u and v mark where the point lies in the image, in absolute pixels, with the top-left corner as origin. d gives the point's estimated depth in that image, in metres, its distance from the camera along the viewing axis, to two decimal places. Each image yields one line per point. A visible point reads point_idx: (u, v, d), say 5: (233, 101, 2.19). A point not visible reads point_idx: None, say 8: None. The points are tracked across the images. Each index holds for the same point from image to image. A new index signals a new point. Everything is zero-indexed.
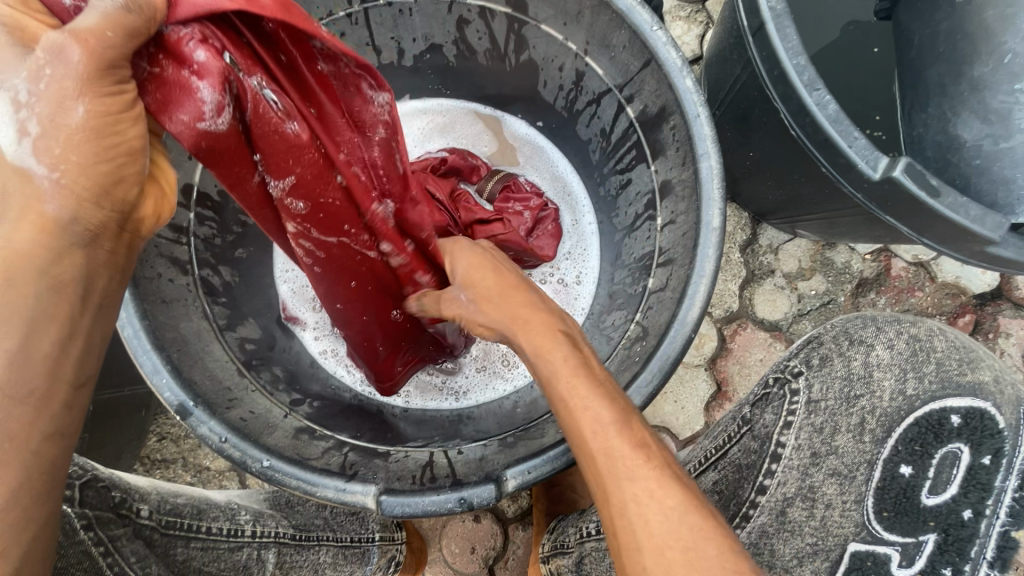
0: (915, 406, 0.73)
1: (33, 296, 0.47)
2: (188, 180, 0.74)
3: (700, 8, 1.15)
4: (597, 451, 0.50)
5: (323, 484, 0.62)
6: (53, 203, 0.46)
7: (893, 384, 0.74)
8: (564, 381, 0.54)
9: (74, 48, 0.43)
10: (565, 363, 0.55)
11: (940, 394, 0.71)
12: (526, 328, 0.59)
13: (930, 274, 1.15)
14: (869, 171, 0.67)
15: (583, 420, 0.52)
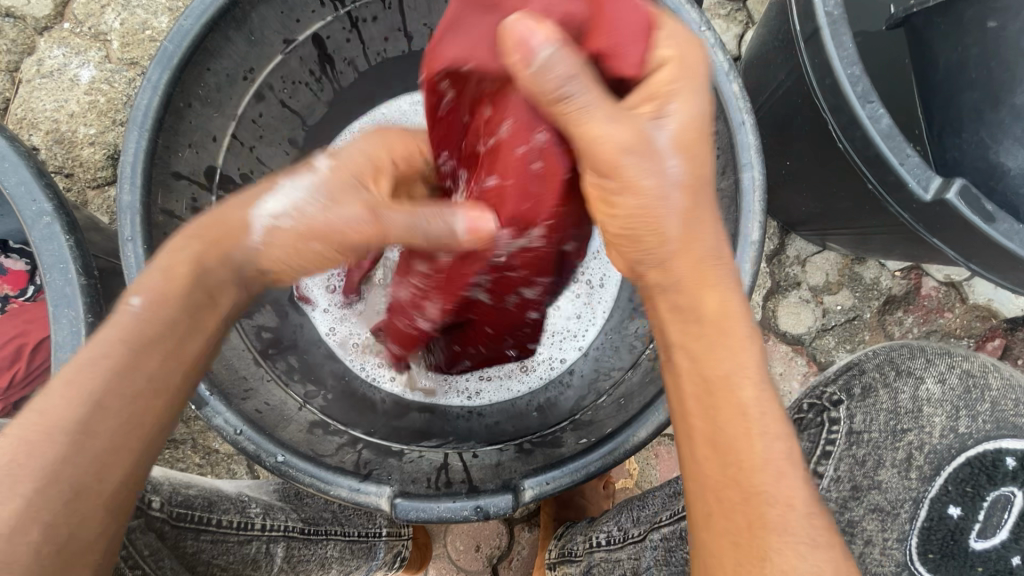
0: (967, 445, 0.70)
1: (196, 306, 0.49)
2: (211, 163, 0.74)
3: (740, 6, 1.11)
4: (748, 445, 0.47)
5: (337, 483, 0.61)
6: (241, 247, 0.51)
7: (943, 421, 0.72)
8: (724, 376, 0.49)
9: (368, 225, 0.50)
10: (741, 376, 0.49)
11: (994, 435, 0.69)
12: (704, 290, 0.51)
13: (961, 295, 1.12)
14: (921, 191, 0.64)
15: (746, 427, 0.47)
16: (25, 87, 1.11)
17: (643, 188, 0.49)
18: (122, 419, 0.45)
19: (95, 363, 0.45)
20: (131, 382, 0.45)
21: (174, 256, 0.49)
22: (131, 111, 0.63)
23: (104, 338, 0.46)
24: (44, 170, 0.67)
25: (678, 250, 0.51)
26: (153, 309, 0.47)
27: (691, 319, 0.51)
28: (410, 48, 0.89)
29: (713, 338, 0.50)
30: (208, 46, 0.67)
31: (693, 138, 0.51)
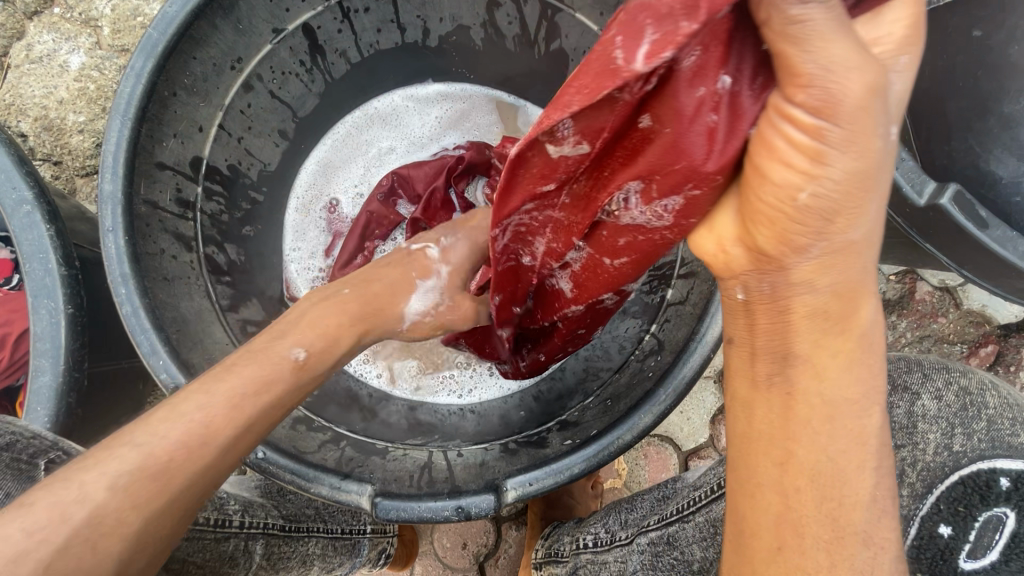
0: (961, 463, 0.65)
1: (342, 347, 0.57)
2: (197, 153, 0.73)
3: None
4: (856, 483, 0.44)
5: (318, 481, 0.60)
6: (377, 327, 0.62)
7: (937, 437, 0.67)
8: (848, 409, 0.44)
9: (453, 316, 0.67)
10: (861, 413, 0.45)
11: (989, 453, 0.64)
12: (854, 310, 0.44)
13: (955, 300, 1.12)
14: (915, 196, 0.64)
15: (846, 458, 0.44)
16: (14, 72, 1.09)
17: (869, 145, 0.36)
18: (242, 444, 0.47)
19: (211, 397, 0.46)
20: (266, 411, 0.49)
21: (324, 319, 0.57)
22: (114, 100, 0.62)
23: (251, 376, 0.49)
24: (24, 158, 0.66)
25: (850, 239, 0.41)
26: (309, 359, 0.53)
27: (829, 328, 0.44)
28: (403, 39, 0.87)
29: (841, 359, 0.44)
30: (194, 34, 0.66)
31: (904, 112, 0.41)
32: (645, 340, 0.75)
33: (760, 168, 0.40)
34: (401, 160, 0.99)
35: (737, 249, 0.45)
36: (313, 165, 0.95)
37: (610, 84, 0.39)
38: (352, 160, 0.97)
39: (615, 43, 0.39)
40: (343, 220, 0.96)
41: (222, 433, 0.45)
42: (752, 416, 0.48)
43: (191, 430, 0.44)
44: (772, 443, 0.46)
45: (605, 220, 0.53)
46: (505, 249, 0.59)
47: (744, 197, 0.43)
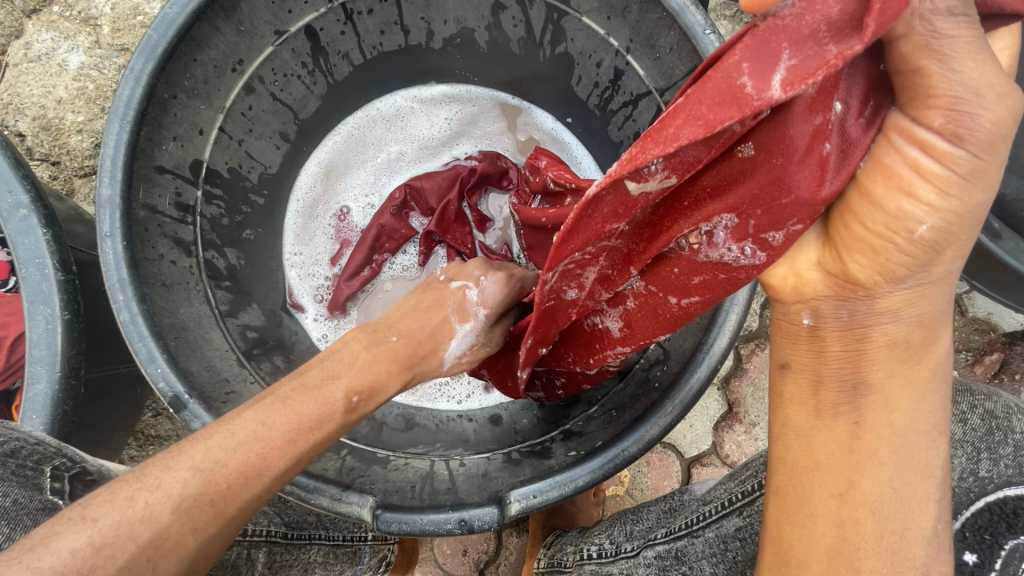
0: (985, 490, 0.54)
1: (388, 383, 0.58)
2: (196, 156, 0.72)
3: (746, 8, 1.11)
4: (917, 515, 0.41)
5: (318, 491, 0.59)
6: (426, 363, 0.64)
7: (960, 462, 0.56)
8: (918, 444, 0.41)
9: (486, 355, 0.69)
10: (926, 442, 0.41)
11: (1017, 481, 0.53)
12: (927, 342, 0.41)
13: (960, 307, 1.12)
14: None
15: (917, 493, 0.41)
16: (11, 71, 1.08)
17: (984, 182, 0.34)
18: (284, 473, 0.48)
19: (269, 429, 0.47)
20: (310, 439, 0.50)
21: (379, 359, 0.58)
22: (113, 102, 0.61)
23: (295, 405, 0.50)
24: (20, 160, 0.64)
25: (943, 272, 0.39)
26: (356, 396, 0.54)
27: (906, 361, 0.41)
28: (407, 41, 0.86)
29: (911, 392, 0.41)
30: (194, 36, 0.65)
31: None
32: (650, 348, 0.74)
33: (872, 195, 0.37)
34: (410, 166, 0.97)
35: (816, 271, 0.43)
36: (315, 168, 0.94)
37: (734, 113, 0.34)
38: (358, 165, 0.96)
39: (740, 68, 0.35)
40: (351, 228, 0.95)
41: (263, 464, 0.46)
42: (812, 443, 0.44)
43: (237, 456, 0.45)
44: (830, 472, 0.42)
45: (679, 254, 0.49)
46: (551, 287, 0.56)
47: (835, 218, 0.40)
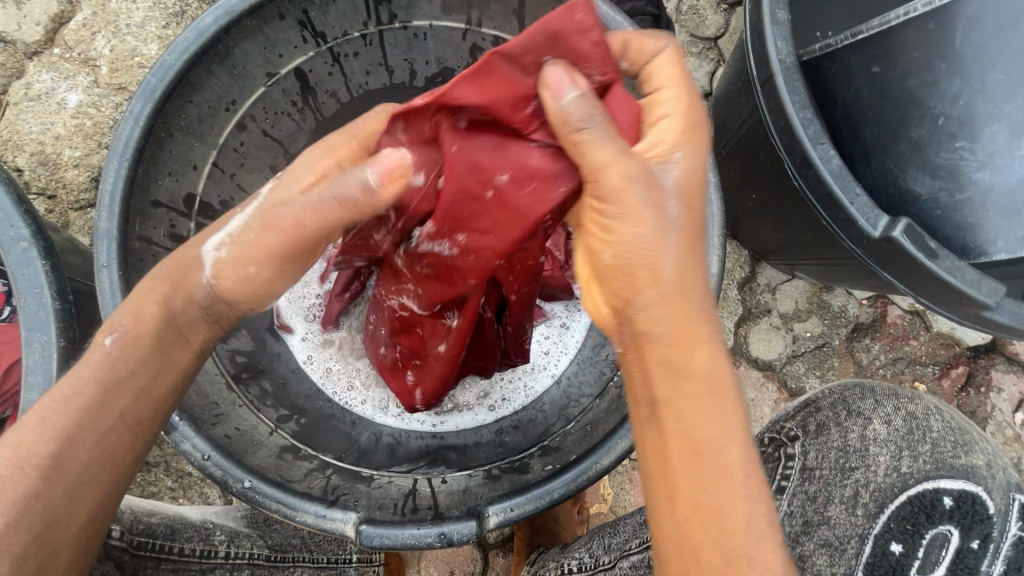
0: (909, 483, 0.75)
1: (167, 347, 0.53)
2: (190, 190, 0.76)
3: (712, 46, 1.22)
4: (732, 507, 0.48)
5: (303, 509, 0.61)
6: (202, 292, 0.54)
7: (887, 460, 0.76)
8: (712, 443, 0.50)
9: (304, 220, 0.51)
10: (726, 438, 0.50)
11: (934, 474, 0.74)
12: (692, 349, 0.52)
13: (925, 323, 1.17)
14: (870, 229, 0.67)
15: (726, 488, 0.49)
16: (12, 109, 1.13)
17: (641, 216, 0.51)
18: (95, 457, 0.50)
19: (30, 430, 0.49)
20: (100, 417, 0.50)
21: (142, 299, 0.53)
22: (112, 142, 0.65)
23: (78, 377, 0.51)
24: (23, 196, 0.68)
25: (661, 291, 0.52)
26: (121, 346, 0.52)
27: (677, 373, 0.51)
28: (391, 80, 0.91)
29: (692, 401, 0.51)
30: (190, 80, 0.70)
31: (687, 202, 0.53)
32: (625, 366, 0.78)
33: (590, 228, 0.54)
34: None
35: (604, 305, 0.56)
36: None
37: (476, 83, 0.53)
38: None
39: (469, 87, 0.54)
40: None
41: (45, 443, 0.49)
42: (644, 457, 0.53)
43: (23, 444, 0.49)
44: (661, 479, 0.51)
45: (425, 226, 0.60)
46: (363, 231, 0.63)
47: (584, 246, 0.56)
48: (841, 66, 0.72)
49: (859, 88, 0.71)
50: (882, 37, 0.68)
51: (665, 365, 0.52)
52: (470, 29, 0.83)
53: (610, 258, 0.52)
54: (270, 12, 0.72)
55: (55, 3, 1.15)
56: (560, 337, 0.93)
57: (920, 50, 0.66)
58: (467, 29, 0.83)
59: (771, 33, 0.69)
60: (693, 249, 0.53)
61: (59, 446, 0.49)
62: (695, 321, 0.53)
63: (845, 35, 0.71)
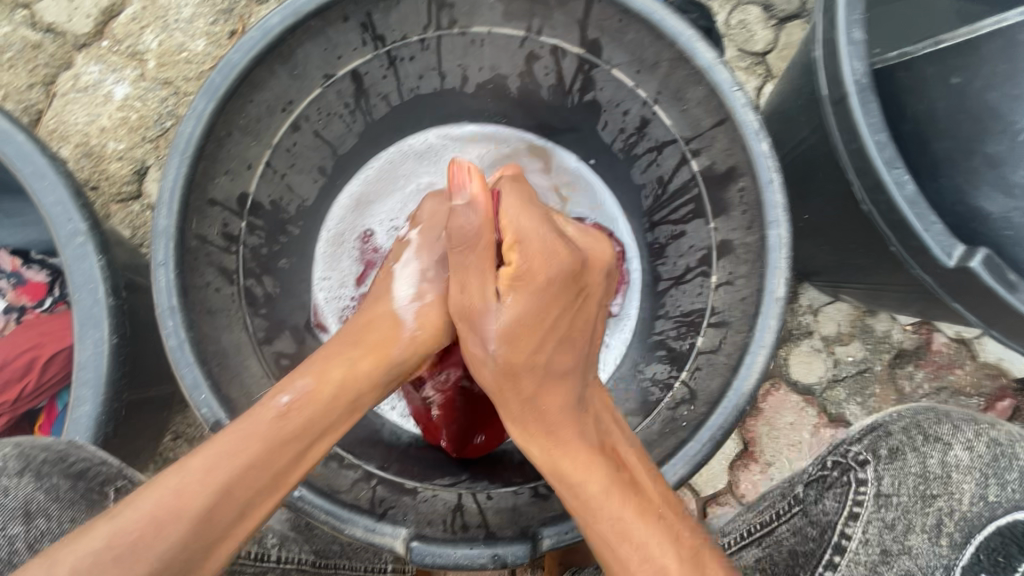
0: (996, 514, 0.70)
1: (340, 411, 0.58)
2: (244, 190, 0.75)
3: (760, 60, 1.21)
4: None
5: (353, 521, 0.60)
6: (398, 351, 0.64)
7: (972, 488, 0.72)
8: (609, 530, 0.58)
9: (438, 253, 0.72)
10: (591, 527, 0.58)
11: (1022, 505, 0.69)
12: (551, 455, 0.62)
13: (971, 352, 1.14)
14: (945, 258, 0.65)
15: (626, 552, 0.57)
16: (59, 100, 1.13)
17: (474, 349, 0.65)
18: (247, 507, 0.51)
19: (191, 470, 0.49)
20: (264, 472, 0.52)
21: (346, 373, 0.59)
22: (174, 139, 0.65)
23: (249, 429, 0.53)
24: (82, 191, 0.68)
25: (507, 407, 0.65)
26: (297, 405, 0.55)
27: (560, 481, 0.61)
28: (442, 85, 0.91)
29: (580, 505, 0.60)
30: (253, 79, 0.69)
31: (522, 332, 0.63)
32: (676, 387, 0.77)
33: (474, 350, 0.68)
34: None
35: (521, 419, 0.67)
36: (347, 200, 0.97)
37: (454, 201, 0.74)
38: (389, 194, 1.00)
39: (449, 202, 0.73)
40: (376, 251, 0.99)
41: (205, 491, 0.48)
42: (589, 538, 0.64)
43: (180, 487, 0.48)
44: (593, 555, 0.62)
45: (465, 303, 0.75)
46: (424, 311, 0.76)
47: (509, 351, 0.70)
48: (916, 77, 0.70)
49: (932, 103, 0.69)
50: (968, 48, 0.66)
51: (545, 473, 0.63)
52: (529, 36, 0.81)
53: (479, 378, 0.67)
54: (335, 14, 0.71)
55: None
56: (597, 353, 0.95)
57: (1005, 62, 0.64)
58: (526, 36, 0.81)
59: (846, 52, 0.67)
60: (523, 368, 0.64)
61: (215, 498, 0.49)
62: (561, 426, 0.63)
63: (925, 44, 0.69)
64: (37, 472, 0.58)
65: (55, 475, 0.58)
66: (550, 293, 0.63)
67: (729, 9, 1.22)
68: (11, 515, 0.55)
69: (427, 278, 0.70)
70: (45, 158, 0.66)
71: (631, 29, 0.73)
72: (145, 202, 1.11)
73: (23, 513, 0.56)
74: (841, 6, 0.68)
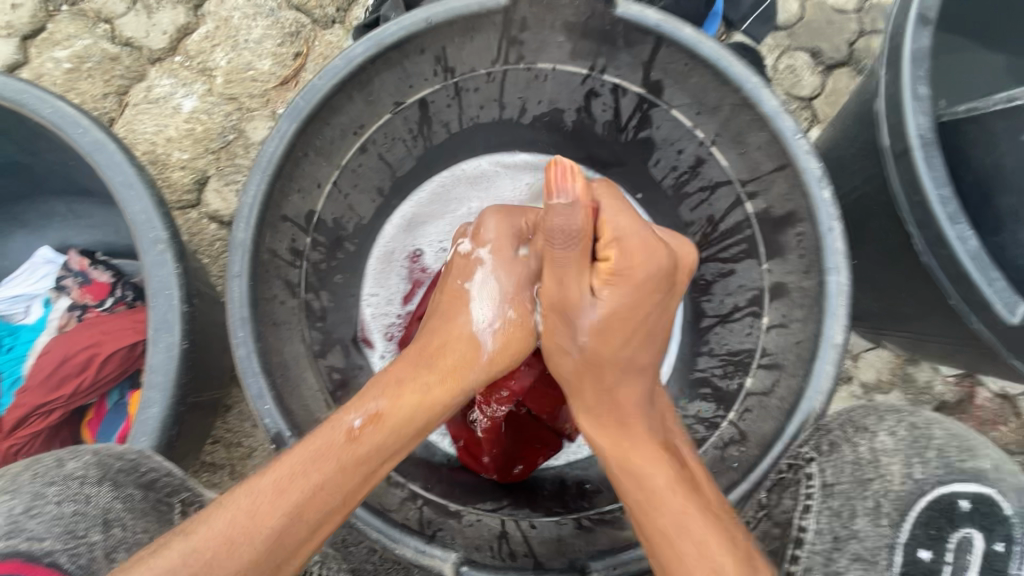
0: (924, 490, 0.67)
1: (404, 437, 0.62)
2: (312, 207, 0.78)
3: (806, 105, 1.22)
4: (679, 547, 0.59)
5: (403, 541, 0.60)
6: (475, 373, 0.69)
7: (898, 468, 0.69)
8: (647, 476, 0.64)
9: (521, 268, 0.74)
10: (665, 492, 0.62)
11: (946, 478, 0.66)
12: (614, 431, 0.68)
13: (1016, 409, 1.12)
14: (1007, 314, 0.65)
15: (678, 538, 0.59)
16: (131, 109, 1.19)
17: (571, 324, 0.66)
18: (313, 525, 0.55)
19: (258, 492, 0.55)
20: (331, 495, 0.56)
21: (401, 386, 0.64)
22: (257, 157, 0.68)
23: (322, 450, 0.57)
24: (164, 202, 0.71)
25: (579, 365, 0.69)
26: (366, 431, 0.59)
27: (625, 435, 0.68)
28: (501, 115, 0.94)
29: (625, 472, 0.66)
30: (332, 104, 0.72)
31: (614, 323, 0.65)
32: (724, 428, 0.78)
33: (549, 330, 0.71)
34: None
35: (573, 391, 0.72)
36: (399, 219, 1.00)
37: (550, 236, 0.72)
38: (439, 217, 1.03)
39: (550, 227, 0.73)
40: (424, 270, 1.02)
41: (275, 513, 0.54)
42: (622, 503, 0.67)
43: (253, 507, 0.54)
44: (644, 519, 0.62)
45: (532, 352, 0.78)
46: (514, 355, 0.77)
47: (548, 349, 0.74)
48: (983, 132, 0.73)
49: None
50: None
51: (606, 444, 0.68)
52: (592, 75, 0.84)
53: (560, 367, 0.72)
54: (413, 47, 0.74)
55: (183, 15, 1.22)
56: None
57: None
58: (589, 74, 0.84)
59: (911, 107, 0.68)
60: (610, 360, 0.67)
61: (283, 523, 0.54)
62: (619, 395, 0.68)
63: (996, 101, 0.72)
64: (115, 481, 0.59)
65: (129, 484, 0.60)
66: (644, 289, 0.65)
67: (777, 53, 1.24)
68: (92, 523, 0.56)
69: (505, 303, 0.73)
70: (133, 168, 0.70)
71: (696, 73, 0.75)
72: (203, 211, 1.16)
73: (103, 522, 0.57)
74: (906, 63, 0.69)
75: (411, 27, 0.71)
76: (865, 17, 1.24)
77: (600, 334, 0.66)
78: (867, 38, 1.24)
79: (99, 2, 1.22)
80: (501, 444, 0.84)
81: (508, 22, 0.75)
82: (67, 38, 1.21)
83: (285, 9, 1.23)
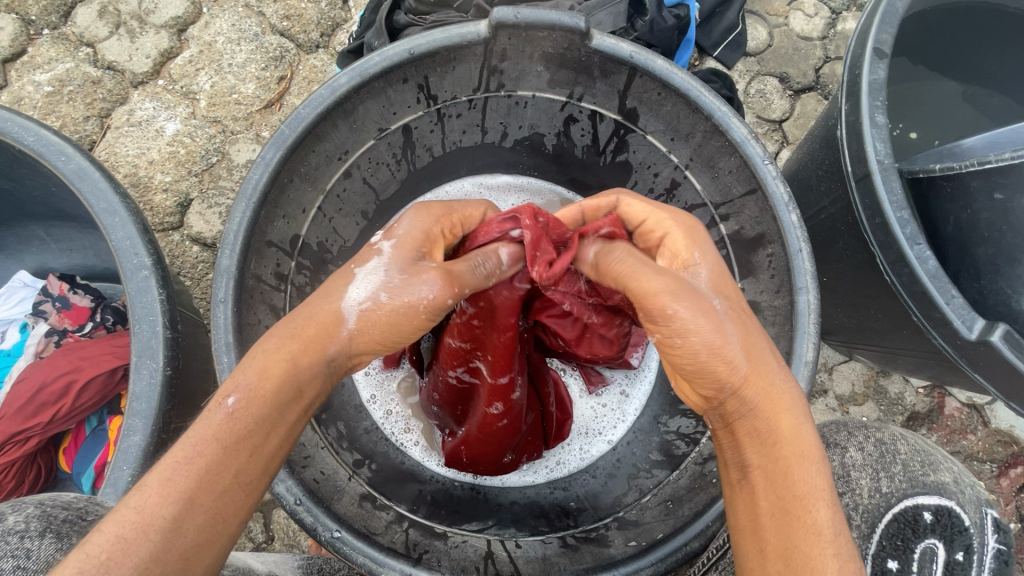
0: (891, 502, 0.72)
1: (284, 403, 0.54)
2: (296, 232, 0.79)
3: (777, 127, 1.28)
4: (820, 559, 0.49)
5: (389, 565, 0.61)
6: (335, 346, 0.57)
7: (867, 482, 0.74)
8: (791, 452, 0.54)
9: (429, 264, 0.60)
10: (813, 487, 0.53)
11: (910, 492, 0.71)
12: (772, 400, 0.56)
13: (983, 418, 1.16)
14: (966, 330, 0.68)
15: (813, 546, 0.50)
16: (113, 132, 1.19)
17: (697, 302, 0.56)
18: (212, 519, 0.49)
19: (145, 494, 0.47)
20: (223, 475, 0.50)
21: (268, 356, 0.54)
22: (242, 184, 0.69)
23: (201, 434, 0.51)
24: (148, 228, 0.71)
25: (720, 326, 0.55)
26: (244, 405, 0.52)
27: (770, 419, 0.56)
28: (483, 140, 0.96)
29: (764, 473, 0.55)
30: (316, 131, 0.74)
31: (719, 287, 0.60)
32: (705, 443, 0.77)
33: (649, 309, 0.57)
34: None
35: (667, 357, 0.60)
36: None
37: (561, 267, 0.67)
38: None
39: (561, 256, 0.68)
40: None
41: (166, 507, 0.47)
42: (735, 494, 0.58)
43: (140, 505, 0.47)
44: (781, 516, 0.53)
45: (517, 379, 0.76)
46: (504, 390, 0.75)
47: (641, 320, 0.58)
48: (960, 187, 0.73)
49: (954, 184, 0.73)
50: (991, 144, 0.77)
51: (755, 429, 0.56)
52: (570, 102, 0.87)
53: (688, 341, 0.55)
54: (396, 76, 0.76)
55: (166, 39, 1.23)
56: (617, 406, 0.94)
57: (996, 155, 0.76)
58: (567, 101, 0.87)
59: (869, 135, 0.72)
60: (745, 320, 0.58)
61: (178, 511, 0.47)
62: (781, 389, 0.56)
63: (970, 162, 0.71)
64: (57, 533, 0.52)
65: (72, 536, 0.53)
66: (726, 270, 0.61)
67: (748, 78, 1.30)
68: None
69: (394, 290, 0.58)
70: (117, 196, 0.70)
71: (668, 102, 0.78)
72: (185, 233, 1.15)
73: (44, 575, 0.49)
74: (864, 94, 0.74)
75: (394, 57, 0.73)
76: (829, 44, 1.31)
77: (731, 314, 0.57)
78: (832, 64, 1.30)
79: (80, 26, 1.22)
80: (490, 444, 0.79)
81: (488, 53, 0.78)
82: (48, 62, 1.21)
83: (269, 34, 1.25)
